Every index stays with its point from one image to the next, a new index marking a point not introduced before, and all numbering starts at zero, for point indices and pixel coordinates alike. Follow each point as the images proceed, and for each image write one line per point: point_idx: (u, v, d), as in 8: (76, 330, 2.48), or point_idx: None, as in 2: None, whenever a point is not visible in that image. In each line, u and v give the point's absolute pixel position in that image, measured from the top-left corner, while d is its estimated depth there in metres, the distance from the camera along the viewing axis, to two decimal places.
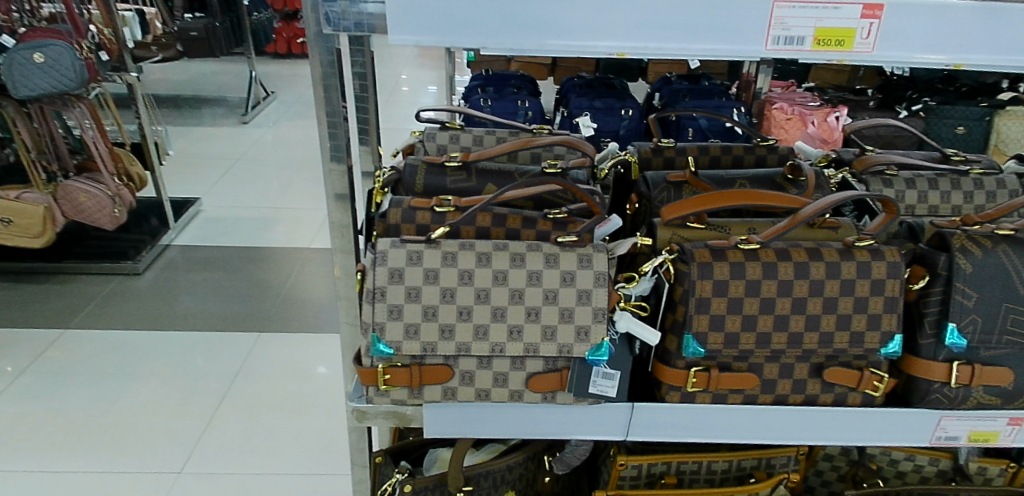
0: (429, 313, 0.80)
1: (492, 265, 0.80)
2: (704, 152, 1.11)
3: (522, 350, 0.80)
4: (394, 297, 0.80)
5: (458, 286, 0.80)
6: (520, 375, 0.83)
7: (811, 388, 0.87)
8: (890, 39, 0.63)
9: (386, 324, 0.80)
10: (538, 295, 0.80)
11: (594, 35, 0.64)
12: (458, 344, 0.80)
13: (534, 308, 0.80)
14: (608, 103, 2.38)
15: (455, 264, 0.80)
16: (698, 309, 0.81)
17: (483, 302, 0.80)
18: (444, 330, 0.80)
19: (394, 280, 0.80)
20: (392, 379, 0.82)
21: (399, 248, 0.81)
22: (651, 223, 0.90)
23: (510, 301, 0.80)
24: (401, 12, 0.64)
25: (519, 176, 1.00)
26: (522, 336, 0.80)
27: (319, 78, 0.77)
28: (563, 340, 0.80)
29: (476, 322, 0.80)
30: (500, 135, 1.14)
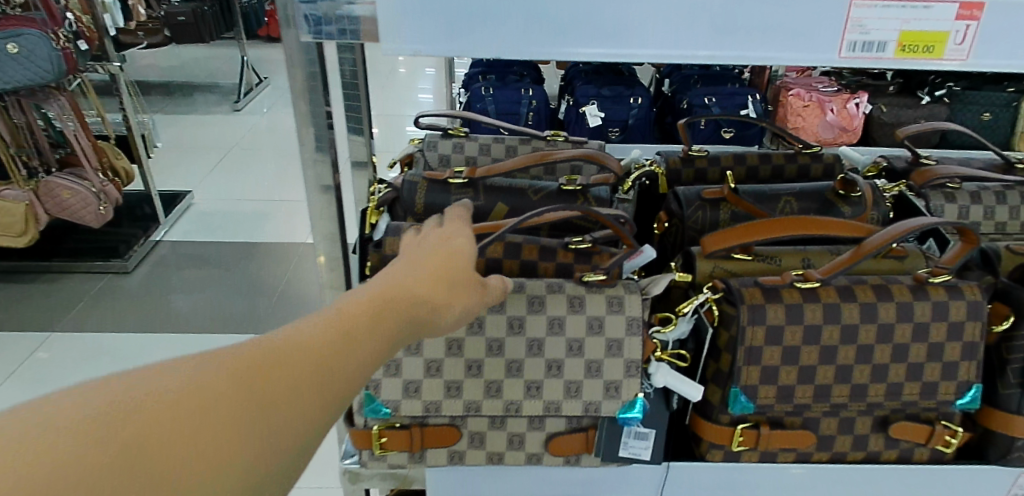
0: (432, 369, 0.69)
1: (506, 310, 0.69)
2: (740, 161, 0.98)
3: (541, 409, 0.70)
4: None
5: (466, 335, 0.69)
6: (539, 436, 0.73)
7: (873, 444, 0.77)
8: (988, 45, 0.53)
9: (382, 381, 0.69)
10: (561, 347, 0.69)
11: (635, 41, 0.53)
12: (467, 402, 0.70)
13: (555, 361, 0.69)
14: (618, 91, 2.22)
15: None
16: (747, 358, 0.71)
17: (496, 355, 0.69)
18: (450, 387, 0.69)
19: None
20: (389, 442, 0.71)
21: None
22: (689, 253, 0.79)
23: (527, 354, 0.69)
24: (400, 13, 0.53)
25: (534, 195, 0.88)
26: (541, 393, 0.70)
27: (301, 90, 0.65)
28: (590, 398, 0.70)
29: (487, 378, 0.69)
30: (510, 143, 1.02)
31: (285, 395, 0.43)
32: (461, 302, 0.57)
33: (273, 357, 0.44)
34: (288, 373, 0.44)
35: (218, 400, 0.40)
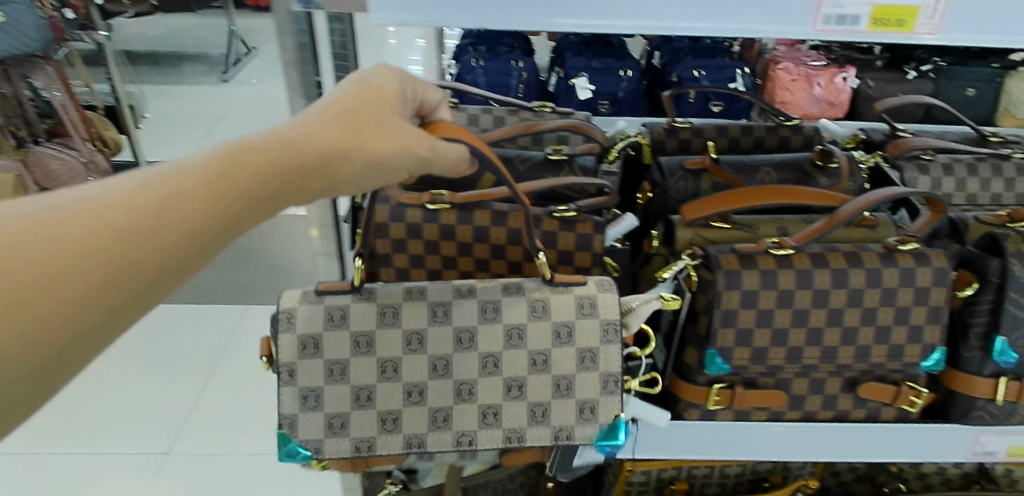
0: (362, 397, 0.71)
1: (452, 321, 0.71)
2: (723, 133, 1.01)
3: (501, 440, 0.72)
4: (306, 379, 0.70)
5: (404, 355, 0.71)
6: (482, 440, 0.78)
7: (842, 404, 0.81)
8: (955, 19, 0.56)
9: (299, 416, 0.71)
10: (523, 363, 0.72)
11: (610, 12, 0.56)
12: (406, 437, 0.71)
13: (514, 380, 0.72)
14: (608, 63, 2.21)
15: (399, 323, 0.71)
16: (723, 322, 0.75)
17: (441, 376, 0.71)
18: (385, 419, 0.71)
19: (310, 351, 0.70)
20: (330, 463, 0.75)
21: (319, 305, 0.71)
22: (670, 221, 0.82)
23: (482, 374, 0.71)
24: None
25: (521, 164, 0.91)
26: (500, 421, 0.72)
27: (291, 61, 0.69)
28: (561, 423, 0.72)
29: (432, 406, 0.71)
30: (498, 114, 1.04)
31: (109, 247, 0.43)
32: (364, 153, 0.55)
33: (99, 212, 0.43)
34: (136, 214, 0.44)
35: (24, 256, 0.39)
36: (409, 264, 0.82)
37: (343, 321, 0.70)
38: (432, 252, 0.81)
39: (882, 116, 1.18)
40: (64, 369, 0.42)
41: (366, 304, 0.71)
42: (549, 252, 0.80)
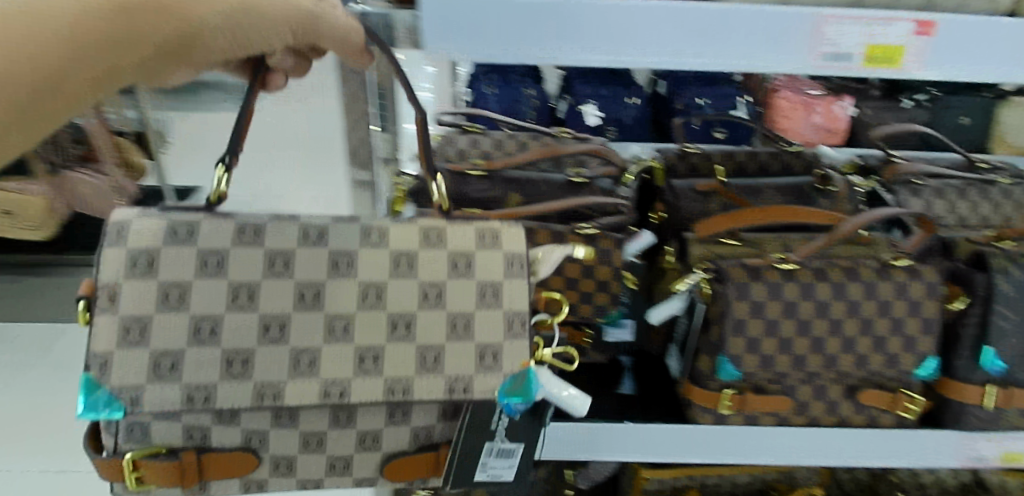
0: (202, 332, 0.67)
1: (327, 243, 0.69)
2: (730, 158, 1.09)
3: (382, 390, 0.68)
4: (131, 305, 0.65)
5: (263, 280, 0.68)
6: (348, 435, 0.73)
7: (843, 409, 0.87)
8: (934, 58, 0.67)
9: (120, 356, 0.65)
10: (414, 295, 0.70)
11: (641, 48, 0.64)
12: (256, 384, 0.67)
13: (398, 317, 0.69)
14: (614, 91, 2.29)
15: (260, 242, 0.68)
16: (734, 330, 0.82)
17: (313, 311, 0.68)
18: (231, 363, 0.66)
19: (140, 269, 0.66)
20: (147, 475, 0.70)
21: (161, 220, 0.68)
22: (684, 238, 0.90)
23: (359, 307, 0.69)
24: (438, 26, 0.63)
25: (545, 186, 0.98)
26: (187, 303, 0.66)
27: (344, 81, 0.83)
28: (455, 371, 0.70)
29: (293, 346, 0.68)
30: (520, 138, 1.12)
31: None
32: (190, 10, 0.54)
33: None
34: None
35: None
36: None
37: (188, 237, 0.67)
38: None
39: (877, 143, 1.26)
40: None
41: (221, 222, 0.68)
42: (573, 265, 0.88)
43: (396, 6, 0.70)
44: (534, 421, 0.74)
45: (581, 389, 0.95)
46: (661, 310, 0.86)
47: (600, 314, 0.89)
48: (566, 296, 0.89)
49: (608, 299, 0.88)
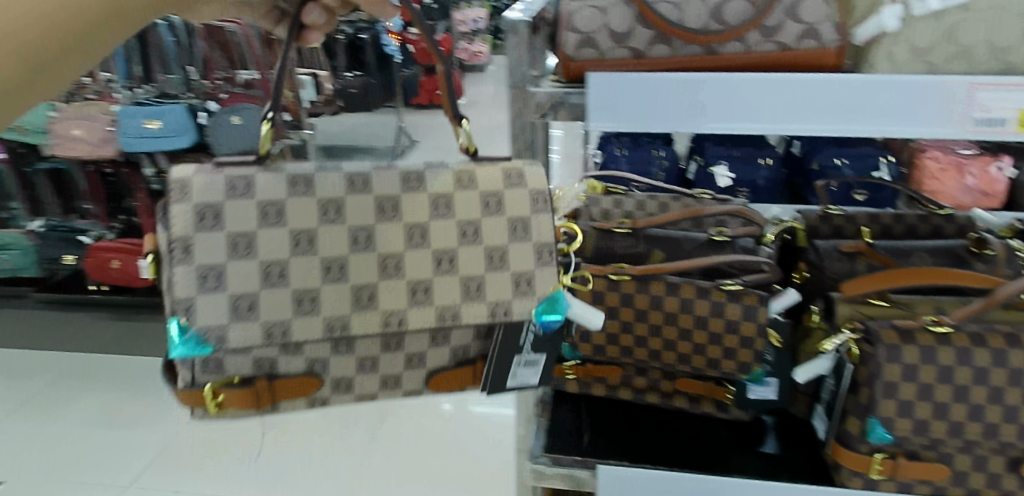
0: (273, 276, 0.78)
1: (372, 190, 0.81)
2: (875, 220, 1.09)
3: (436, 319, 0.82)
4: (203, 255, 0.77)
5: (321, 227, 0.79)
6: (352, 360, 0.83)
7: (1007, 483, 0.84)
8: None
9: (195, 303, 0.77)
10: (454, 234, 0.83)
11: (787, 117, 0.70)
12: (325, 318, 0.79)
13: (444, 255, 0.82)
14: (747, 151, 2.25)
15: (312, 192, 0.79)
16: (885, 393, 0.82)
17: (367, 250, 0.80)
18: (301, 299, 0.79)
19: (208, 223, 0.77)
20: (226, 401, 0.79)
21: (219, 175, 0.78)
22: (830, 297, 0.92)
23: (352, 250, 0.80)
24: (602, 101, 0.73)
25: (687, 243, 1.04)
26: (253, 250, 0.78)
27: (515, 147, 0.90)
28: (496, 299, 0.83)
29: (354, 283, 0.80)
30: (662, 200, 1.18)
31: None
32: None
33: None
34: None
35: None
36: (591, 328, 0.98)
37: (246, 189, 0.78)
38: (613, 316, 0.97)
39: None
40: None
41: (274, 175, 0.79)
42: (717, 320, 0.92)
43: (566, 84, 0.80)
44: (556, 336, 0.84)
45: (724, 446, 0.97)
46: (806, 369, 0.88)
47: (744, 370, 0.93)
48: (710, 351, 0.94)
49: (752, 357, 0.92)
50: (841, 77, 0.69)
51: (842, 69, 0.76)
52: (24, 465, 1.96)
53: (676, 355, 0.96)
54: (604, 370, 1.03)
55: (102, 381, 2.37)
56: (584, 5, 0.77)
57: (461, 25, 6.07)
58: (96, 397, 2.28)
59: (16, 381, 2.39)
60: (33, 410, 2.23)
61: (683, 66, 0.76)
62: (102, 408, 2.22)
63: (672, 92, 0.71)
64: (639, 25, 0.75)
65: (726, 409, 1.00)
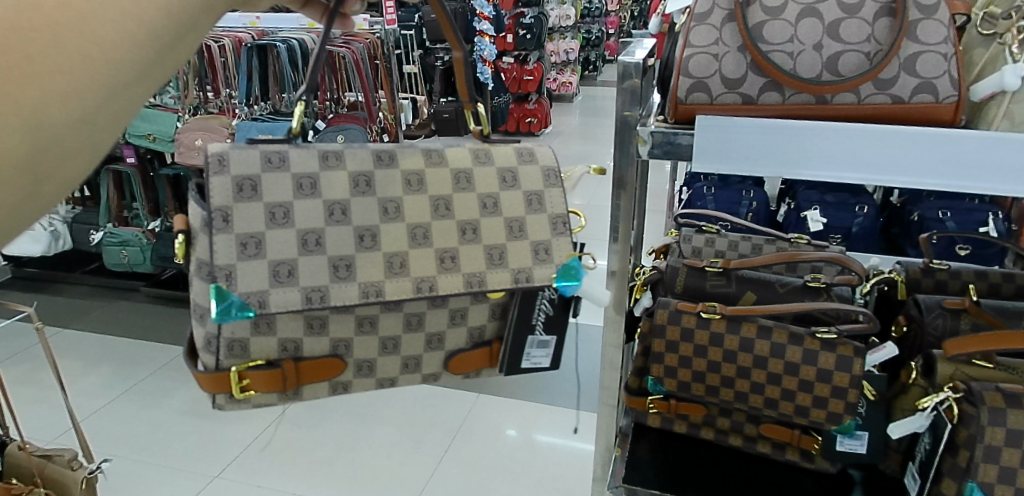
0: (310, 244, 0.80)
1: (397, 164, 0.84)
2: (982, 277, 1.05)
3: (461, 283, 0.83)
4: (244, 224, 0.78)
5: (352, 199, 0.81)
6: (374, 340, 0.87)
7: None
8: None
9: (237, 268, 0.77)
10: (475, 206, 0.86)
11: (893, 170, 0.72)
12: (362, 286, 0.80)
13: (467, 225, 0.85)
14: (842, 198, 2.14)
15: (343, 166, 0.82)
16: (985, 457, 0.79)
17: (395, 220, 0.83)
18: (339, 267, 0.80)
19: (246, 194, 0.78)
20: (251, 384, 0.83)
21: (253, 151, 0.80)
22: (930, 354, 0.89)
23: (383, 220, 0.82)
24: (709, 144, 0.78)
25: (781, 287, 1.03)
26: (291, 220, 0.79)
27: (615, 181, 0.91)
28: (519, 267, 0.85)
29: (387, 252, 0.82)
30: (756, 241, 1.18)
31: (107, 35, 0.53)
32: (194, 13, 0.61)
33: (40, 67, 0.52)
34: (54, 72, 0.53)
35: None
36: (677, 364, 0.98)
37: (281, 164, 0.80)
38: (702, 355, 0.96)
39: None
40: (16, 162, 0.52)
41: (307, 152, 0.82)
42: (808, 367, 0.92)
43: (673, 124, 0.82)
44: (565, 314, 0.90)
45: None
46: (902, 425, 0.86)
47: (834, 421, 0.92)
48: (800, 398, 0.93)
49: (844, 408, 0.91)
50: (960, 134, 0.70)
51: (958, 125, 0.76)
52: (131, 445, 2.13)
53: (763, 398, 0.95)
54: (687, 408, 1.03)
55: None
56: (698, 50, 0.80)
57: (551, 56, 6.17)
58: (193, 389, 2.43)
59: (124, 367, 2.57)
60: (138, 395, 2.40)
61: (794, 114, 0.78)
62: (197, 400, 2.37)
63: (780, 137, 0.75)
64: (752, 73, 0.78)
65: (810, 458, 0.98)
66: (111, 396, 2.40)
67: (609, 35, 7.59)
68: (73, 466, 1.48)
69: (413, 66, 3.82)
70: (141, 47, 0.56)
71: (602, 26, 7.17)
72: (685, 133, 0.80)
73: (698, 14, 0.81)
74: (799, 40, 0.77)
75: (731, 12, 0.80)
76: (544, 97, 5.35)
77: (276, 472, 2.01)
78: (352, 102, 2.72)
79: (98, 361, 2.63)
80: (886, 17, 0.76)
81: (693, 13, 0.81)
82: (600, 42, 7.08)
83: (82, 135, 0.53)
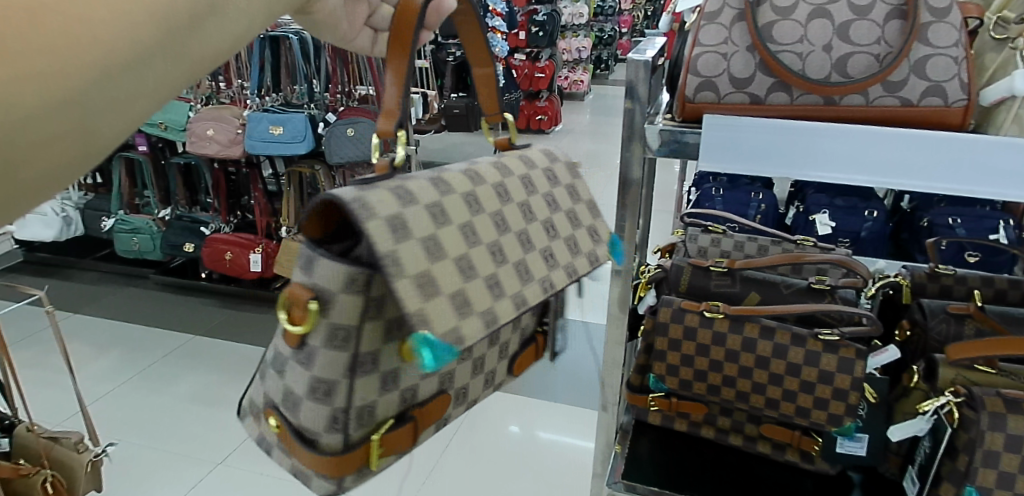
0: (464, 270, 0.60)
1: (486, 179, 0.67)
2: (989, 283, 1.05)
3: (566, 278, 0.69)
4: (410, 265, 0.56)
5: (472, 217, 0.64)
6: (469, 367, 0.72)
7: None
8: None
9: (423, 309, 0.55)
10: (543, 203, 0.72)
11: (900, 174, 0.72)
12: (513, 299, 0.63)
13: (550, 226, 0.71)
14: (852, 202, 2.13)
15: (450, 187, 0.64)
16: (984, 461, 0.79)
17: (505, 231, 0.66)
18: (491, 284, 0.62)
19: (400, 235, 0.56)
20: (388, 447, 0.64)
21: (373, 187, 0.57)
22: (932, 358, 0.90)
23: (501, 232, 0.66)
24: (716, 144, 0.78)
25: (785, 288, 1.03)
26: (444, 250, 0.59)
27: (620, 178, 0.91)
28: (588, 250, 0.74)
29: (514, 263, 0.65)
30: (762, 242, 1.18)
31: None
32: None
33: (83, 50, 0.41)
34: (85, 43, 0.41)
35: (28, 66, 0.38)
36: (679, 363, 0.98)
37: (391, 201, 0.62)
38: (704, 354, 0.97)
39: None
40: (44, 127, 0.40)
41: (415, 179, 0.62)
42: (810, 368, 0.92)
43: (680, 123, 0.83)
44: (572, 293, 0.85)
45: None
46: (903, 427, 0.86)
47: (835, 423, 0.92)
48: (801, 399, 0.93)
49: (845, 410, 0.92)
50: (969, 138, 0.70)
51: (968, 129, 0.76)
52: (138, 431, 2.15)
53: (765, 399, 0.95)
54: (689, 406, 1.03)
55: (205, 362, 2.53)
56: (707, 49, 0.80)
57: (563, 54, 6.17)
58: (200, 377, 2.44)
59: (131, 353, 2.59)
60: (145, 381, 2.42)
61: (802, 116, 0.78)
62: (204, 387, 2.39)
63: (787, 138, 0.75)
64: (760, 73, 0.78)
65: (811, 459, 0.98)
66: (119, 381, 2.42)
67: (621, 34, 7.60)
68: (79, 449, 1.53)
69: (425, 61, 3.83)
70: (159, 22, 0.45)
71: (615, 25, 7.17)
72: (693, 132, 0.80)
73: (708, 13, 0.81)
74: (809, 41, 0.77)
75: (742, 12, 0.80)
76: (554, 95, 5.35)
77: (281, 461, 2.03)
78: (363, 95, 2.73)
79: (106, 346, 2.64)
80: (897, 19, 0.76)
81: (704, 12, 0.82)
82: (613, 41, 7.07)
83: (91, 110, 0.41)
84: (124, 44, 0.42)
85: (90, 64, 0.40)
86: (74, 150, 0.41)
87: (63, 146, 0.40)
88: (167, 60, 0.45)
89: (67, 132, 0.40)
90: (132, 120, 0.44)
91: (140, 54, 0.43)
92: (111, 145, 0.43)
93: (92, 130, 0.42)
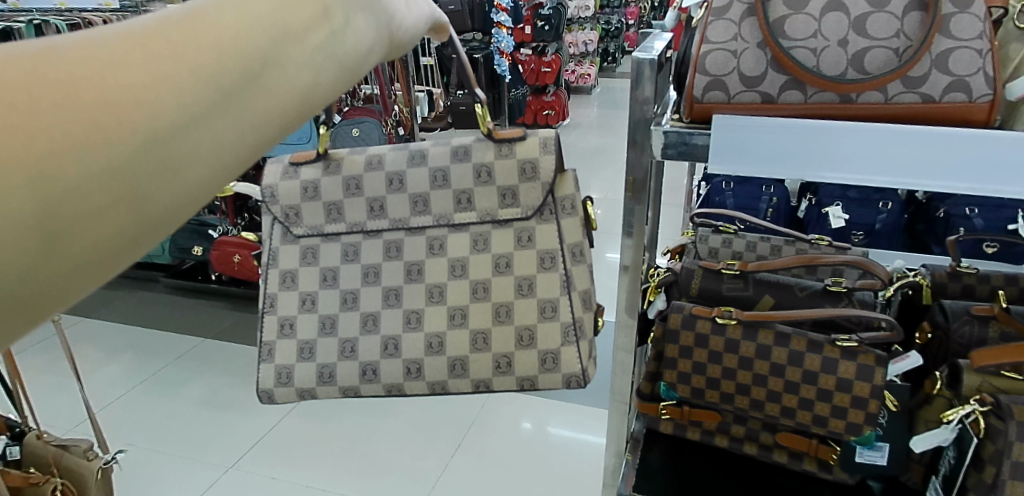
0: (457, 269, 0.94)
1: (451, 185, 0.93)
2: (1013, 282, 1.01)
3: (389, 225, 0.96)
4: (504, 178, 0.92)
5: (412, 216, 0.95)
6: (444, 359, 0.94)
7: None
8: None
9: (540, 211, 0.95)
10: (449, 202, 0.94)
11: (921, 173, 0.68)
12: (351, 223, 0.97)
13: (419, 195, 0.94)
14: (866, 194, 2.08)
15: (449, 185, 0.93)
16: (1013, 473, 0.76)
17: (356, 194, 0.96)
18: (353, 226, 0.97)
19: (528, 174, 0.92)
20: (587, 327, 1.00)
21: (512, 160, 0.92)
22: (955, 364, 0.86)
23: (369, 216, 0.96)
24: (727, 147, 0.75)
25: (800, 292, 0.99)
26: (449, 181, 0.93)
27: (629, 178, 0.88)
28: (501, 252, 0.94)
29: (388, 240, 0.96)
30: (775, 243, 1.15)
31: (171, 48, 0.36)
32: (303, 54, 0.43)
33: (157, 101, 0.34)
34: (155, 81, 0.34)
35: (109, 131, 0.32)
36: (691, 371, 0.95)
37: (445, 181, 0.93)
38: (717, 361, 0.93)
39: None
40: (119, 229, 0.33)
41: (464, 167, 0.93)
42: (829, 376, 0.89)
43: (689, 122, 0.79)
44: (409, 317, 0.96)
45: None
46: (925, 438, 0.82)
47: (854, 432, 0.89)
48: (819, 408, 0.90)
49: (864, 419, 0.88)
50: (997, 135, 0.66)
51: (993, 125, 0.72)
52: (149, 435, 2.15)
53: (780, 407, 0.92)
54: (701, 415, 1.00)
55: (214, 365, 2.52)
56: (716, 47, 0.76)
57: (569, 47, 6.10)
58: (209, 381, 2.43)
59: (141, 357, 2.58)
60: (156, 385, 2.41)
61: (818, 115, 0.74)
62: (214, 391, 2.37)
63: (805, 139, 0.71)
64: (772, 70, 0.74)
65: (828, 469, 0.95)
66: (129, 385, 2.41)
67: (629, 26, 7.53)
68: (89, 457, 1.49)
69: (429, 59, 3.80)
70: (222, 70, 0.37)
71: (622, 17, 7.12)
72: (701, 132, 0.76)
73: (716, 9, 0.77)
74: (823, 36, 0.73)
75: (752, 6, 0.76)
76: (561, 89, 5.34)
77: (293, 466, 2.00)
78: (367, 94, 2.70)
79: (118, 350, 2.64)
80: (916, 11, 0.72)
81: (711, 8, 0.78)
82: (619, 33, 7.01)
83: (135, 181, 0.33)
84: (179, 101, 0.35)
85: (150, 120, 0.34)
86: (115, 233, 0.33)
87: (97, 229, 0.32)
88: (227, 118, 0.38)
89: (117, 211, 0.33)
90: (185, 195, 0.36)
91: (199, 109, 0.36)
92: (159, 225, 0.35)
93: (151, 202, 0.34)
